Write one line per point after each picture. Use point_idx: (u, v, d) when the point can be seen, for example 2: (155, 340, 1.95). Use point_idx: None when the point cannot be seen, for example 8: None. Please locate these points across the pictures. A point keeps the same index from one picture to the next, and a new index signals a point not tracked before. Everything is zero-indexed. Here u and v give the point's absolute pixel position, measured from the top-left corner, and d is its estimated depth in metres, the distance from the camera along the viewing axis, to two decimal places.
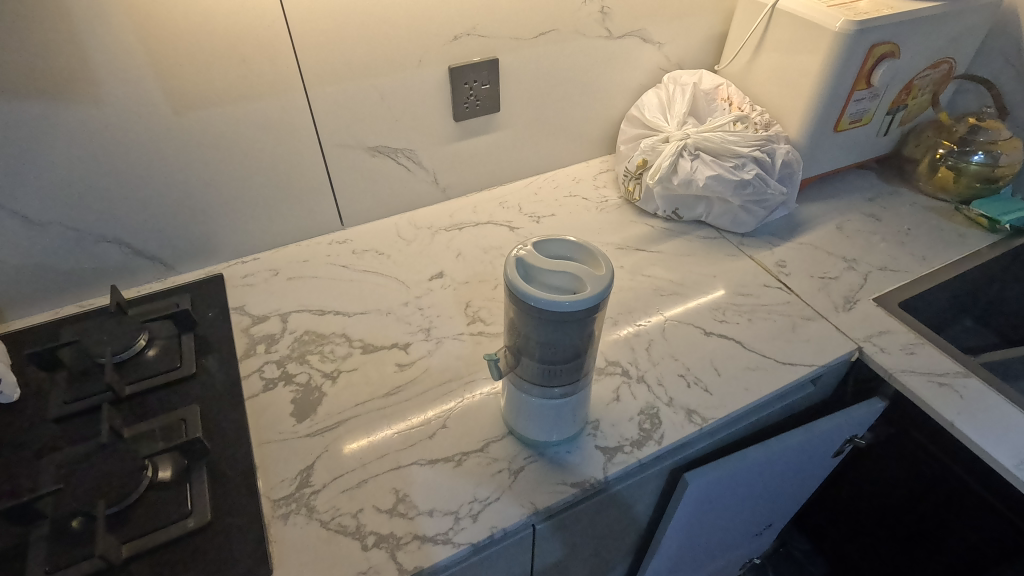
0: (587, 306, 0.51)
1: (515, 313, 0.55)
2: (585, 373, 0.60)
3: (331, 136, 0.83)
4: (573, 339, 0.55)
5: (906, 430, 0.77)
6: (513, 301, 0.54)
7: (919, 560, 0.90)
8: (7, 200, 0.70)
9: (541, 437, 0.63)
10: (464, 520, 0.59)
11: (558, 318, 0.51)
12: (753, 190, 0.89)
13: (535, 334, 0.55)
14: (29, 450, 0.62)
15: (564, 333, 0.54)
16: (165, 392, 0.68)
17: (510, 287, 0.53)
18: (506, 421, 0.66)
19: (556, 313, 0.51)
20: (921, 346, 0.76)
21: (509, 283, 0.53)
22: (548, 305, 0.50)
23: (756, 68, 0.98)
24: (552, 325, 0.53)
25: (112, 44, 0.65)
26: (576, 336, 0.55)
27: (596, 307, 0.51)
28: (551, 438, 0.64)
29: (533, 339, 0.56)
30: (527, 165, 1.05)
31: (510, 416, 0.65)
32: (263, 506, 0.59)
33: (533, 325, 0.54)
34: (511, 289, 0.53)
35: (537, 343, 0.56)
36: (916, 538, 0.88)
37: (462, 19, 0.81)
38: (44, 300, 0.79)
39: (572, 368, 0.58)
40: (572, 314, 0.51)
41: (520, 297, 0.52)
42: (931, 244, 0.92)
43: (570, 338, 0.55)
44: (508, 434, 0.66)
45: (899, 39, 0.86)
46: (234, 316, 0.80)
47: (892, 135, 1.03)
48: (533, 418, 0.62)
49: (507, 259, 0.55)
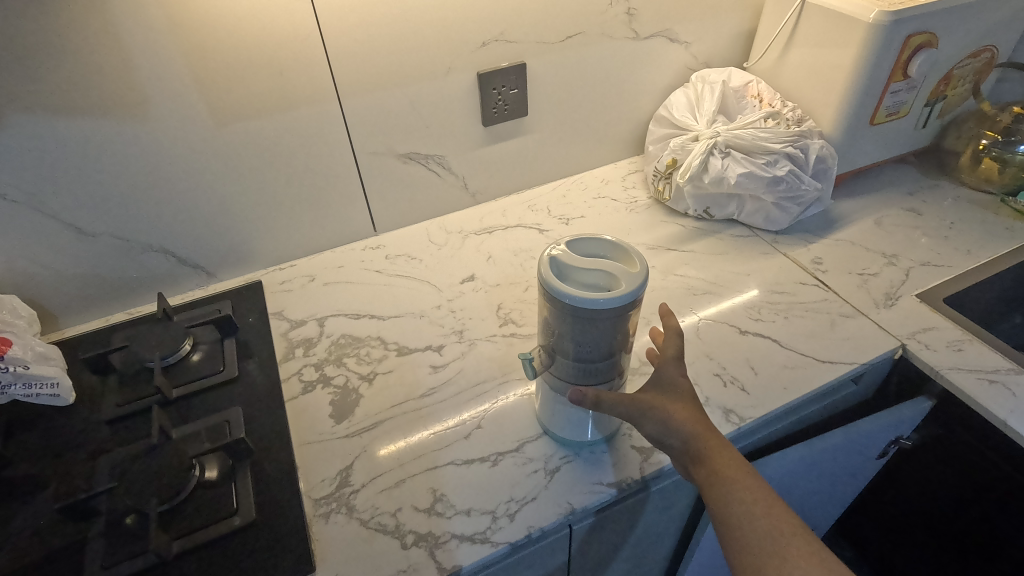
0: (622, 303, 0.51)
1: (547, 313, 0.56)
2: (618, 373, 0.60)
3: (364, 145, 0.86)
4: (607, 337, 0.55)
5: (955, 430, 0.75)
6: (547, 301, 0.55)
7: (974, 558, 0.87)
8: (63, 212, 0.73)
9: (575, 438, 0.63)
10: (501, 519, 0.59)
11: (592, 316, 0.52)
12: (787, 186, 0.88)
13: (569, 334, 0.55)
14: (84, 450, 0.65)
15: (598, 332, 0.54)
16: (211, 395, 0.70)
17: (543, 286, 0.54)
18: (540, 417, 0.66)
19: (590, 311, 0.51)
20: (969, 343, 0.73)
21: (542, 282, 0.53)
22: (584, 302, 0.51)
23: (787, 64, 0.96)
24: (585, 324, 0.53)
25: (159, 61, 0.68)
26: (609, 336, 0.55)
27: (629, 304, 0.51)
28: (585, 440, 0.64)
29: (567, 339, 0.56)
30: (555, 168, 1.05)
31: (545, 416, 0.65)
32: (305, 505, 0.61)
33: (565, 324, 0.54)
34: (545, 289, 0.53)
35: (572, 343, 0.56)
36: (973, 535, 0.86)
37: (491, 26, 0.83)
38: (95, 307, 0.83)
39: (606, 369, 0.58)
40: (606, 311, 0.51)
41: (554, 295, 0.52)
42: (975, 238, 0.89)
43: (605, 338, 0.55)
44: (542, 434, 0.66)
45: (935, 29, 0.84)
46: (274, 320, 0.83)
47: (931, 127, 1.00)
48: (568, 417, 0.62)
49: (540, 259, 0.55)
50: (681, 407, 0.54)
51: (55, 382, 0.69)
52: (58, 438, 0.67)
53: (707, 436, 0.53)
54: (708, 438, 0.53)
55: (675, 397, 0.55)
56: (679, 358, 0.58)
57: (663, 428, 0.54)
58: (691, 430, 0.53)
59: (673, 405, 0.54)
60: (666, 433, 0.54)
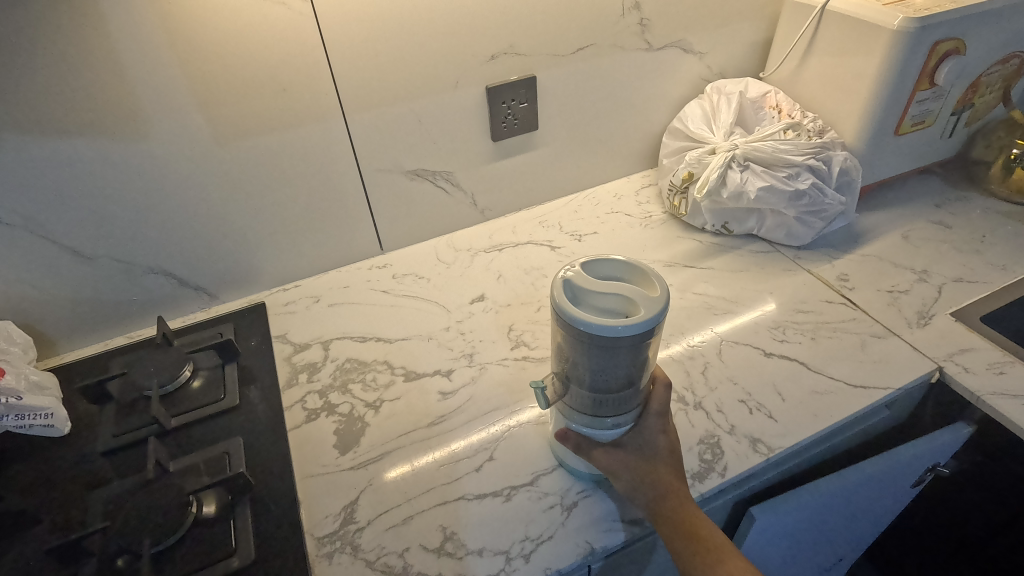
0: (642, 331, 0.47)
1: (560, 339, 0.53)
2: (635, 404, 0.57)
3: (370, 162, 0.83)
4: (625, 366, 0.52)
5: (998, 458, 0.70)
6: (561, 327, 0.51)
7: None
8: (61, 235, 0.71)
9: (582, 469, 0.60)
10: (515, 561, 0.55)
11: (610, 344, 0.48)
12: (809, 201, 0.84)
13: (582, 361, 0.52)
14: (78, 484, 0.62)
15: (616, 360, 0.51)
16: (211, 424, 0.67)
17: (556, 310, 0.50)
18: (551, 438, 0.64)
19: (607, 339, 0.47)
20: (1011, 365, 0.69)
21: (555, 305, 0.50)
22: (601, 330, 0.47)
23: (806, 73, 0.93)
24: (601, 352, 0.50)
25: (159, 78, 0.66)
26: (625, 366, 0.51)
27: (648, 332, 0.48)
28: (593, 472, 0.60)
29: (581, 368, 0.53)
30: (565, 183, 1.02)
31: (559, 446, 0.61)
32: (307, 545, 0.57)
33: (579, 351, 0.51)
34: (559, 315, 0.50)
35: (587, 371, 0.53)
36: (1018, 564, 0.81)
37: (500, 38, 0.80)
38: (94, 331, 0.80)
39: (622, 400, 0.55)
40: (625, 339, 0.47)
41: (568, 321, 0.49)
42: (1009, 252, 0.85)
43: (623, 366, 0.51)
44: (559, 467, 0.63)
45: (963, 35, 0.80)
46: (277, 344, 0.80)
47: (957, 136, 0.96)
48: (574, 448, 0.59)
49: (554, 282, 0.52)
50: (655, 468, 0.55)
51: (50, 413, 0.66)
52: (52, 470, 0.64)
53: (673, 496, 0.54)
54: (674, 498, 0.54)
55: (653, 457, 0.56)
56: (661, 414, 0.58)
57: (635, 486, 0.55)
58: (660, 488, 0.54)
59: (647, 466, 0.55)
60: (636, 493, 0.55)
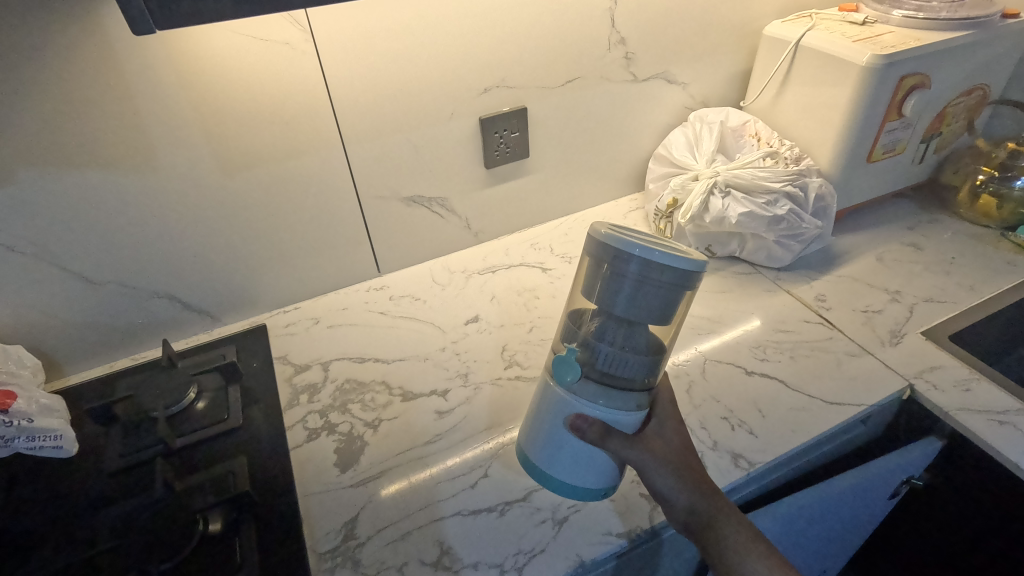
0: (694, 266, 0.54)
1: (598, 283, 0.58)
2: (656, 368, 0.61)
3: (369, 190, 0.87)
4: (666, 312, 0.57)
5: (966, 471, 0.73)
6: (607, 266, 0.56)
7: None
8: (70, 261, 0.74)
9: (580, 483, 0.62)
10: (509, 573, 0.58)
11: (666, 276, 0.54)
12: (788, 225, 0.88)
13: (620, 304, 0.57)
14: (86, 503, 0.64)
15: (662, 301, 0.56)
16: (214, 444, 0.70)
17: (601, 247, 0.56)
18: (535, 451, 0.64)
19: (668, 267, 0.53)
20: (977, 382, 0.73)
21: (600, 242, 0.56)
22: (663, 258, 0.53)
23: (783, 103, 0.98)
24: (640, 287, 0.55)
25: (169, 114, 0.69)
26: (657, 312, 0.57)
27: (687, 269, 0.54)
28: (590, 486, 0.62)
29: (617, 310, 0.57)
30: (555, 207, 1.06)
31: (557, 467, 0.62)
32: (309, 560, 0.60)
33: (618, 289, 0.56)
34: (615, 251, 0.55)
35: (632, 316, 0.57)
36: None
37: (493, 73, 0.84)
38: (100, 354, 0.83)
39: (649, 358, 0.60)
40: (668, 269, 0.53)
41: (626, 252, 0.54)
42: (976, 273, 0.89)
43: (664, 311, 0.57)
44: (552, 489, 0.64)
45: (927, 70, 0.85)
46: (279, 365, 0.83)
47: (927, 162, 1.01)
48: (582, 463, 0.61)
49: (595, 230, 0.59)
50: (687, 463, 0.59)
51: (58, 434, 0.69)
52: (60, 490, 0.66)
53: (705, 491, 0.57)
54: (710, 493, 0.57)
55: (679, 453, 0.59)
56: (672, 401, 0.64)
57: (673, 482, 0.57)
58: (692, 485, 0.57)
59: (681, 462, 0.59)
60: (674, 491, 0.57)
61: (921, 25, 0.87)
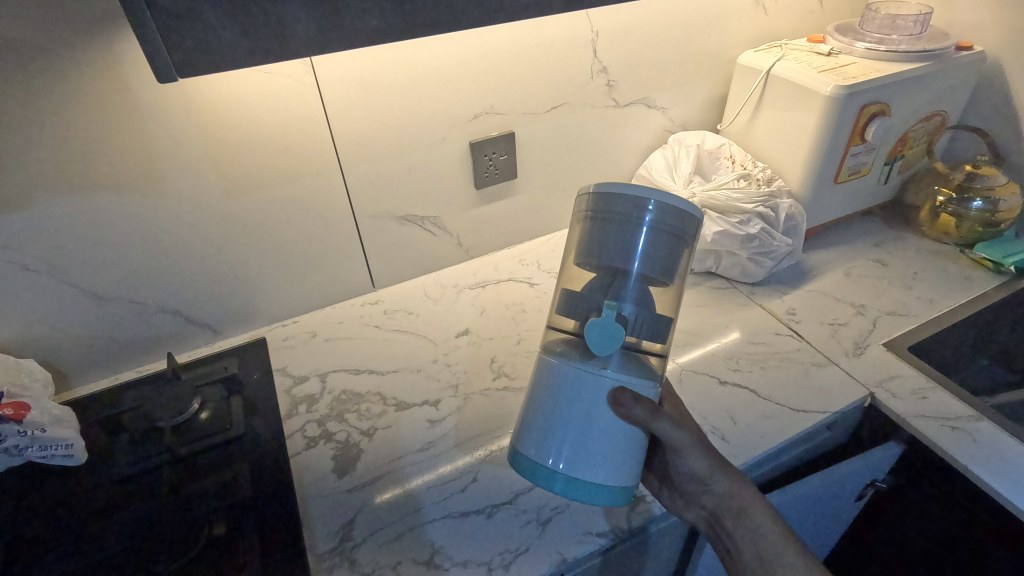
0: (695, 211, 0.61)
1: (603, 239, 0.61)
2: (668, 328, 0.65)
3: (365, 210, 0.92)
4: (674, 258, 0.63)
5: (924, 474, 0.79)
6: (621, 217, 0.60)
7: None
8: (80, 278, 0.78)
9: (587, 480, 0.59)
10: (496, 570, 0.62)
11: (678, 219, 0.60)
12: (759, 243, 0.94)
13: (632, 254, 0.61)
14: (96, 508, 0.68)
15: (672, 246, 0.61)
16: (218, 452, 0.74)
17: (610, 203, 0.60)
18: (540, 445, 0.61)
19: (679, 209, 0.59)
20: (933, 391, 0.78)
21: (611, 196, 0.60)
22: (675, 200, 0.59)
23: (756, 127, 1.04)
24: (649, 235, 0.60)
25: (177, 140, 0.74)
26: (667, 260, 0.62)
27: (687, 210, 0.60)
28: (596, 483, 0.60)
29: (629, 261, 0.61)
30: (542, 225, 1.12)
31: (581, 465, 0.59)
32: (309, 560, 0.63)
33: (629, 239, 0.60)
34: (632, 200, 0.59)
35: (650, 263, 0.61)
36: None
37: (482, 100, 0.89)
38: (106, 366, 0.87)
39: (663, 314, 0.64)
40: (674, 209, 0.59)
41: (642, 198, 0.59)
42: (937, 288, 0.95)
43: (673, 257, 0.63)
44: (571, 490, 0.60)
45: (887, 99, 0.92)
46: (278, 376, 0.87)
47: (892, 183, 1.08)
48: (595, 454, 0.59)
49: (587, 194, 0.64)
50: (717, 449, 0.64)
51: (70, 443, 0.72)
52: (71, 496, 0.70)
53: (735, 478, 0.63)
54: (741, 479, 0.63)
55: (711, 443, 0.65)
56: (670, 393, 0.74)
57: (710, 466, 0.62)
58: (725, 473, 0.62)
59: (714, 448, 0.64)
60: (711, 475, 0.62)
61: (882, 57, 0.93)
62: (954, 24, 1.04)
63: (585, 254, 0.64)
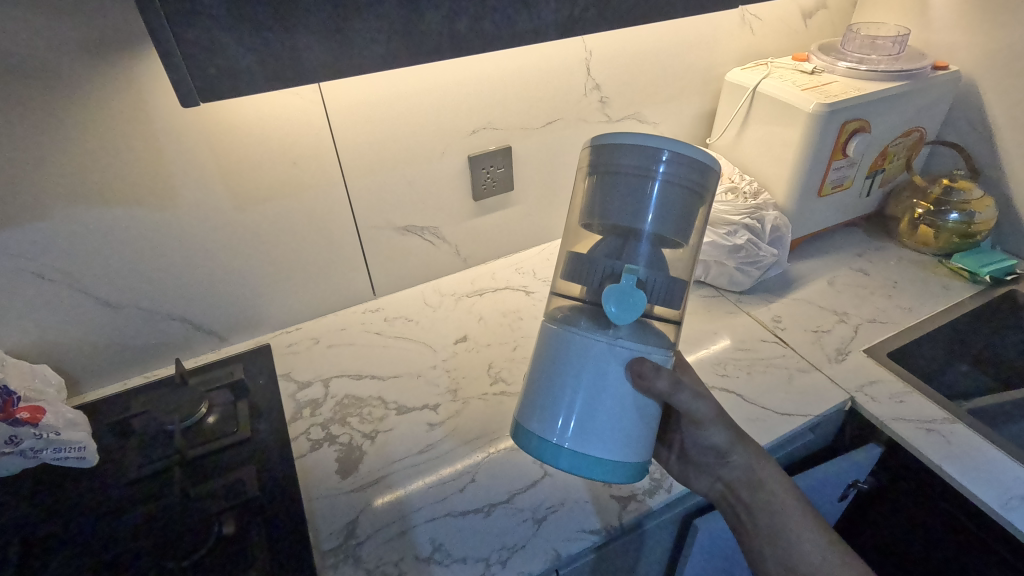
0: (709, 162, 0.61)
1: (613, 194, 0.60)
2: (683, 293, 0.65)
3: (367, 221, 0.95)
4: (687, 213, 0.62)
5: (902, 475, 0.82)
6: (634, 169, 0.59)
7: None
8: (92, 287, 0.81)
9: (598, 456, 0.61)
10: (494, 566, 0.65)
11: (691, 171, 0.59)
12: (746, 254, 0.98)
13: (644, 209, 0.60)
14: (108, 509, 0.71)
15: (686, 199, 0.61)
16: (225, 455, 0.77)
17: (622, 155, 0.59)
18: (554, 417, 0.62)
19: (692, 160, 0.59)
20: (910, 395, 0.82)
21: (623, 146, 0.59)
22: (689, 151, 0.58)
23: (743, 142, 1.08)
24: (662, 188, 0.59)
25: (189, 155, 0.77)
26: (681, 217, 0.61)
27: (701, 162, 0.60)
28: (608, 458, 0.61)
29: (641, 216, 0.60)
30: (538, 235, 1.15)
31: (596, 439, 0.61)
32: (314, 556, 0.66)
33: (641, 193, 0.59)
34: (644, 151, 0.58)
35: (664, 218, 0.60)
36: None
37: (480, 116, 0.93)
38: (114, 372, 0.89)
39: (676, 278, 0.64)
40: (686, 160, 0.58)
41: (654, 149, 0.58)
42: (916, 296, 0.99)
43: (687, 212, 0.62)
44: (584, 462, 0.61)
45: (867, 116, 0.96)
46: (283, 381, 0.90)
47: (874, 195, 1.12)
48: (607, 430, 0.61)
49: (597, 146, 0.62)
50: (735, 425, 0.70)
51: (82, 446, 0.75)
52: (83, 498, 0.72)
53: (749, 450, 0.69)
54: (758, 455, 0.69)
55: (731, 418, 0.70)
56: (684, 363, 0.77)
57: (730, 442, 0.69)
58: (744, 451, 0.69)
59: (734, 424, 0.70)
60: (730, 450, 0.69)
61: (862, 77, 0.97)
62: (931, 44, 1.09)
63: (593, 211, 0.63)
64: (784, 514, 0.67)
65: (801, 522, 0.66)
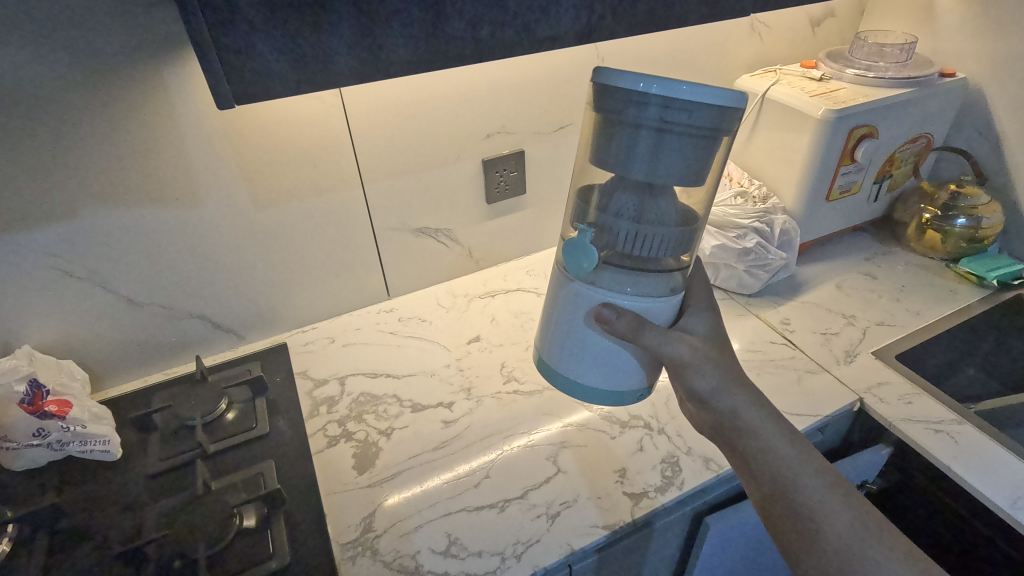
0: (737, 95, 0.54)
1: (627, 147, 0.58)
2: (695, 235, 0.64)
3: (383, 223, 0.97)
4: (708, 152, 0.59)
5: (911, 476, 0.83)
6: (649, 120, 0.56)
7: None
8: (117, 286, 0.83)
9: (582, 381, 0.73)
10: (509, 559, 0.66)
11: (711, 115, 0.55)
12: (755, 256, 0.99)
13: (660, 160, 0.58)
14: (131, 501, 0.72)
15: (705, 142, 0.57)
16: (245, 450, 0.78)
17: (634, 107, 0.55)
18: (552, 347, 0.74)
19: (713, 105, 0.54)
20: (918, 396, 0.83)
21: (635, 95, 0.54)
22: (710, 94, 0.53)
23: (752, 147, 1.10)
24: (681, 139, 0.56)
25: (213, 157, 0.79)
26: (698, 161, 0.58)
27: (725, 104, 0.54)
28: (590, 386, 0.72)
29: (658, 170, 0.58)
30: (549, 238, 1.17)
31: (575, 369, 0.72)
32: (333, 549, 0.68)
33: (657, 145, 0.57)
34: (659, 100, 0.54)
35: (680, 168, 0.58)
36: None
37: (494, 121, 0.95)
38: (136, 369, 0.92)
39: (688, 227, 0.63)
40: (706, 106, 0.53)
41: (669, 99, 0.53)
42: (924, 300, 1.00)
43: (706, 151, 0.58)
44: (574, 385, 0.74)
45: (874, 121, 0.97)
46: (300, 379, 0.92)
47: (882, 201, 1.14)
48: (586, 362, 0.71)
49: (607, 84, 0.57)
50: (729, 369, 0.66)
51: (107, 439, 0.77)
52: (107, 489, 0.74)
53: (738, 394, 0.64)
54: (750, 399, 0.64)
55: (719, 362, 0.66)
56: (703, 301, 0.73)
57: (714, 388, 0.65)
58: (731, 397, 0.64)
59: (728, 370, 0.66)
60: (716, 395, 0.65)
61: (871, 84, 0.99)
62: (939, 52, 1.11)
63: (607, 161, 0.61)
64: (782, 467, 0.61)
65: (809, 475, 0.60)
